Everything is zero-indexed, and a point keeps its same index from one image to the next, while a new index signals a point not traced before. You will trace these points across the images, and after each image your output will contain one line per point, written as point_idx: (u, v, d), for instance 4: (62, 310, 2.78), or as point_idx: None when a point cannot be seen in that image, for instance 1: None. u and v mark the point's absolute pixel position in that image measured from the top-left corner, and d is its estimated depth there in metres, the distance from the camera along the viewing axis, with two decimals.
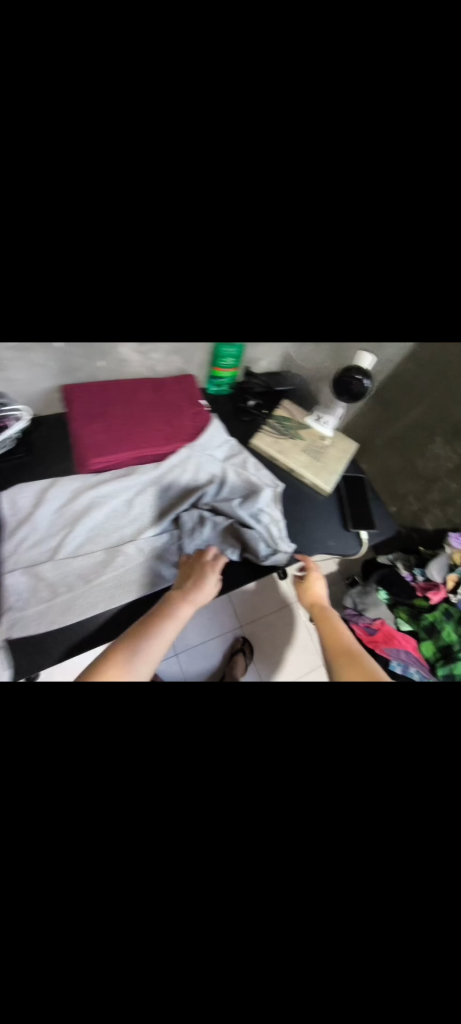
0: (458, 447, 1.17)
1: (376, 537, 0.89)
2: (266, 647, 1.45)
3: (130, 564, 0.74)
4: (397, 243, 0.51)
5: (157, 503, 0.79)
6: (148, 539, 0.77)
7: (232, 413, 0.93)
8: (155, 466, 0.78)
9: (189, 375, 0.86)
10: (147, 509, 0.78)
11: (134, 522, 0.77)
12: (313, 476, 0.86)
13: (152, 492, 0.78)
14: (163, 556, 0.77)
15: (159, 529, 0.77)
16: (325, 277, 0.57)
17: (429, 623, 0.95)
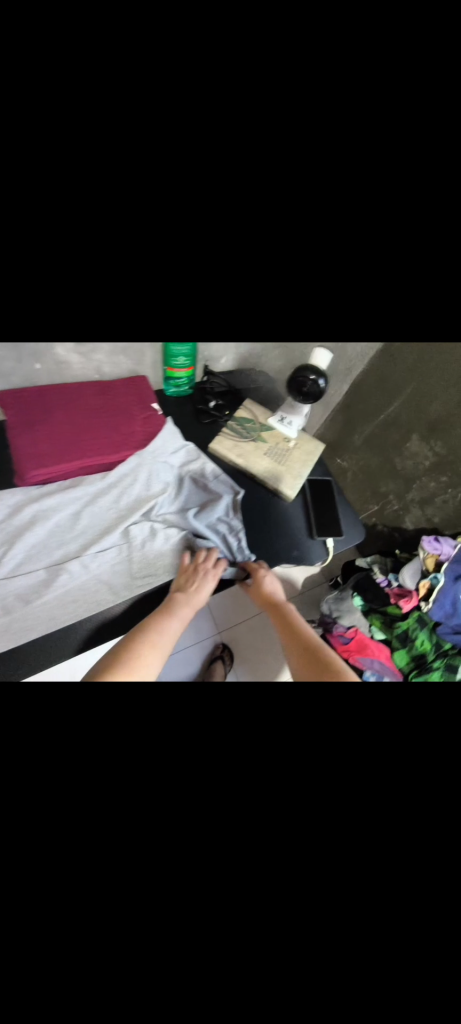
0: (434, 444, 1.12)
1: (344, 544, 0.83)
2: (248, 651, 1.40)
3: (77, 584, 0.69)
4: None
5: (107, 515, 0.74)
6: (96, 555, 0.72)
7: (192, 414, 0.87)
8: (102, 476, 0.73)
9: (141, 377, 0.81)
10: (96, 522, 0.73)
11: (82, 536, 0.72)
12: (275, 481, 0.81)
13: (101, 504, 0.73)
14: (114, 572, 0.72)
15: (108, 543, 0.72)
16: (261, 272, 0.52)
17: (402, 631, 0.91)
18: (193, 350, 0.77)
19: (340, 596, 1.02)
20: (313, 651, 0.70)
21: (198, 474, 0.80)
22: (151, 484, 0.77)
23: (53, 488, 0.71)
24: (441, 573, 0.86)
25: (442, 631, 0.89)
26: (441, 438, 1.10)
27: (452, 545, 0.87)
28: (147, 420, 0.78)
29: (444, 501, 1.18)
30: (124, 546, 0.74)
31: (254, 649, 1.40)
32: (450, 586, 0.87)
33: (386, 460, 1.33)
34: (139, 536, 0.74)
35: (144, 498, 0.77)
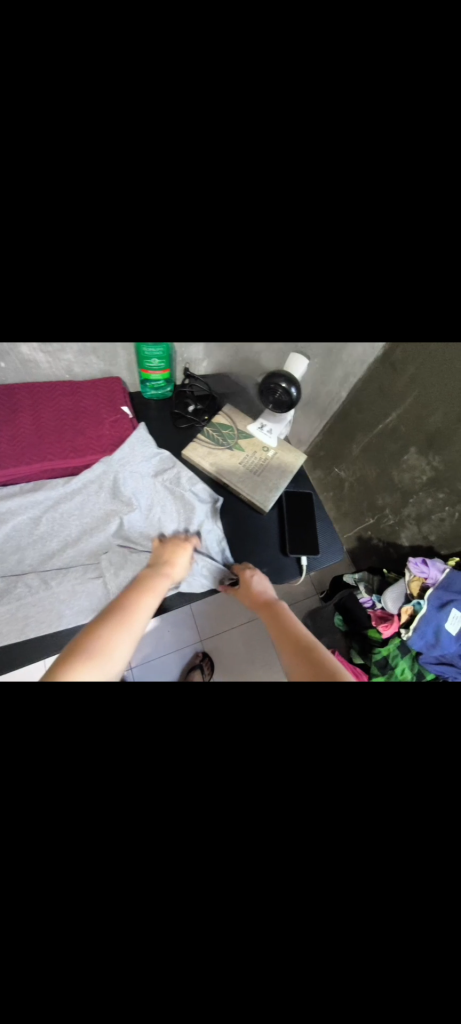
0: (434, 457, 1.05)
1: (320, 564, 0.78)
2: (224, 655, 1.35)
3: (32, 597, 0.66)
4: (300, 232, 0.41)
5: (69, 523, 0.71)
6: (57, 569, 0.69)
7: (169, 420, 0.84)
8: (64, 482, 0.70)
9: (114, 380, 0.79)
10: (56, 529, 0.70)
11: (43, 547, 0.69)
12: (249, 491, 0.77)
13: (64, 512, 0.70)
14: (74, 589, 0.69)
15: (68, 553, 0.70)
16: (223, 273, 0.48)
17: (382, 657, 0.85)
18: (166, 350, 0.71)
19: (321, 612, 0.98)
20: (307, 648, 0.57)
21: (173, 483, 0.76)
22: (118, 490, 0.74)
23: (15, 492, 0.68)
24: (425, 600, 0.79)
25: (425, 661, 0.80)
26: (440, 452, 1.03)
27: (440, 570, 0.81)
28: (114, 426, 0.75)
29: (441, 520, 1.11)
30: (87, 557, 0.72)
31: (232, 655, 1.35)
32: (433, 614, 0.79)
33: (383, 473, 1.26)
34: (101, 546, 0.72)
35: (111, 507, 0.74)
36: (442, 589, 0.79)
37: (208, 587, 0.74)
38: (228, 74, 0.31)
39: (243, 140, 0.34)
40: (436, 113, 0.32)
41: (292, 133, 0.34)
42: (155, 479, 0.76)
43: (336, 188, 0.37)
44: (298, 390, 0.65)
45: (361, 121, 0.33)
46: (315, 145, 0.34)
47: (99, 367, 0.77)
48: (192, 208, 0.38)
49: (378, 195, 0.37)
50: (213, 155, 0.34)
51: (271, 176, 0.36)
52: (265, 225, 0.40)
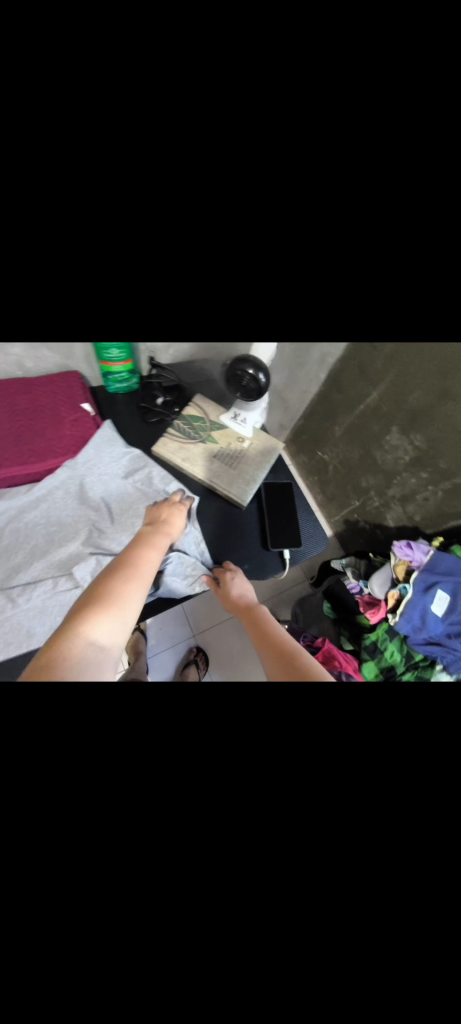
0: (416, 437, 1.03)
1: (303, 557, 0.76)
2: (221, 655, 1.32)
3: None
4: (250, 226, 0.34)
5: (34, 535, 0.67)
6: (24, 586, 0.64)
7: (137, 414, 0.79)
8: (27, 490, 0.67)
9: (72, 374, 0.73)
10: (21, 543, 0.66)
11: (7, 563, 0.65)
12: (226, 487, 0.73)
13: (29, 523, 0.67)
14: (44, 604, 0.64)
15: (35, 566, 0.66)
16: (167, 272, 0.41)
17: (371, 643, 0.84)
18: (129, 350, 0.69)
19: (310, 601, 0.97)
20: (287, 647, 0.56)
21: (145, 482, 0.72)
22: (86, 494, 0.70)
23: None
24: (410, 584, 0.79)
25: (413, 644, 0.80)
26: (422, 432, 1.01)
27: (425, 553, 0.81)
28: (76, 426, 0.70)
29: (425, 500, 1.10)
30: (57, 567, 0.67)
31: (231, 655, 1.32)
32: (419, 598, 0.79)
33: (366, 455, 1.23)
34: (72, 556, 0.68)
35: (79, 514, 0.70)
36: (427, 571, 0.79)
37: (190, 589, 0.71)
38: (138, 42, 0.25)
39: (167, 129, 0.28)
40: (400, 75, 0.26)
41: (225, 117, 0.28)
42: (125, 479, 0.72)
43: (288, 181, 0.31)
44: (266, 378, 0.61)
45: (308, 90, 0.27)
46: (255, 133, 0.28)
47: (54, 360, 0.71)
48: (119, 203, 0.32)
49: (337, 193, 0.31)
50: (135, 149, 0.28)
51: (207, 170, 0.30)
52: (206, 227, 0.34)
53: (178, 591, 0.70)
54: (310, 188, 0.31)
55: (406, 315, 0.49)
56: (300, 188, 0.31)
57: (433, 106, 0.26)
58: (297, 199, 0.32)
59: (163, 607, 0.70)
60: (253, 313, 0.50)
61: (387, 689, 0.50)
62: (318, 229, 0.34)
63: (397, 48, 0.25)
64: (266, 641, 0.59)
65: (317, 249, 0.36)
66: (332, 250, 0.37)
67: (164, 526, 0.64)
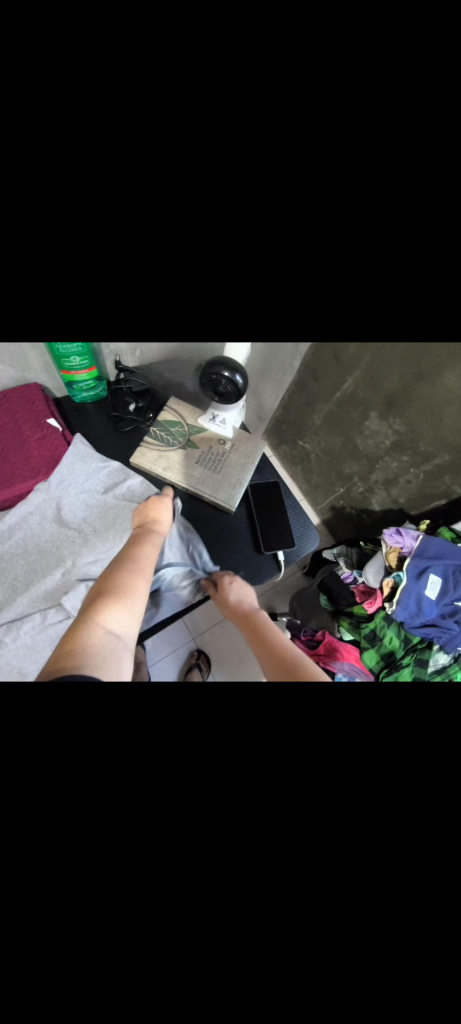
0: (394, 422, 1.03)
1: (296, 556, 0.75)
2: (228, 657, 1.30)
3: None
4: (215, 220, 0.31)
5: (15, 565, 0.62)
6: (10, 623, 0.60)
7: (109, 423, 0.74)
8: (2, 518, 0.62)
9: (32, 386, 0.67)
10: (2, 575, 0.61)
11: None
12: (212, 492, 0.70)
13: (5, 555, 0.62)
14: (35, 640, 0.59)
15: (20, 599, 0.61)
16: (125, 274, 0.36)
17: (370, 632, 0.86)
18: (92, 356, 0.63)
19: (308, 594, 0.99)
20: (286, 648, 0.54)
21: (126, 495, 0.68)
22: (65, 515, 0.66)
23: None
24: (404, 571, 0.80)
25: (410, 628, 0.82)
26: (400, 417, 1.01)
27: (414, 538, 0.83)
28: (43, 444, 0.65)
29: (408, 482, 1.11)
30: (44, 599, 0.62)
31: (237, 655, 1.30)
32: (413, 584, 0.80)
33: (347, 442, 1.23)
34: (60, 584, 0.63)
35: (58, 538, 0.65)
36: (418, 557, 0.80)
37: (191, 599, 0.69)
38: (75, 33, 0.22)
39: (116, 123, 0.25)
40: (363, 63, 0.24)
41: (181, 109, 0.25)
42: (105, 495, 0.67)
43: (253, 171, 0.28)
44: (244, 379, 0.58)
45: (268, 81, 0.25)
46: (215, 124, 0.26)
47: (10, 373, 0.65)
48: (69, 201, 0.28)
49: (307, 192, 0.29)
50: (82, 146, 0.25)
51: (163, 163, 0.27)
52: (169, 228, 0.31)
53: (180, 601, 0.68)
54: (278, 182, 0.28)
55: (385, 311, 0.47)
56: (268, 183, 0.28)
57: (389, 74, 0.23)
58: (266, 195, 0.29)
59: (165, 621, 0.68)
60: (225, 314, 0.46)
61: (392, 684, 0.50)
62: (289, 230, 0.31)
63: (357, 40, 0.23)
64: (264, 640, 0.56)
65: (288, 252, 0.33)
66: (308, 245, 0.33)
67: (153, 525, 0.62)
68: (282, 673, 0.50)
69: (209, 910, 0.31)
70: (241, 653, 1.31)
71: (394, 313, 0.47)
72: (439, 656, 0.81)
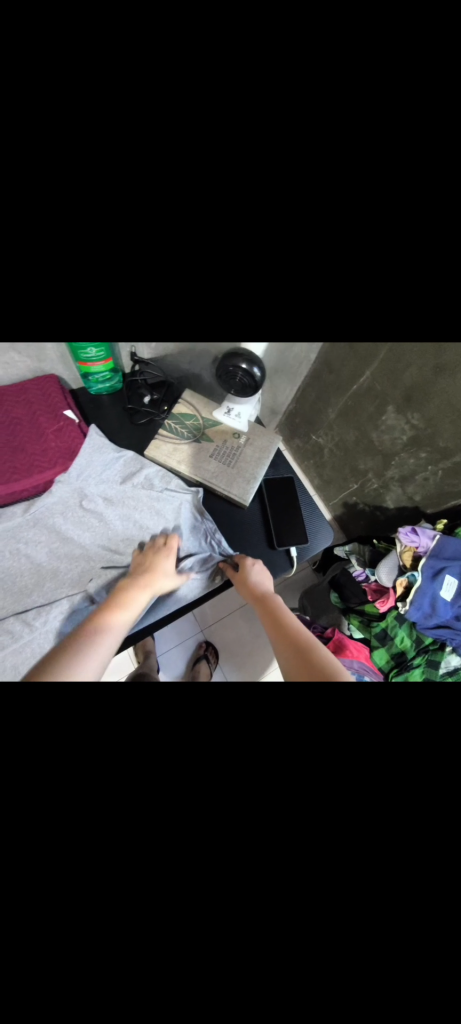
0: (413, 418, 1.00)
1: (309, 552, 0.74)
2: (236, 653, 1.30)
3: (17, 645, 0.57)
4: (244, 214, 0.30)
5: (41, 552, 0.64)
6: (39, 608, 0.61)
7: (125, 416, 0.74)
8: (26, 506, 0.63)
9: (48, 378, 0.67)
10: (28, 562, 0.63)
11: (14, 588, 0.61)
12: (226, 487, 0.69)
13: (29, 542, 0.63)
14: (63, 625, 0.60)
15: (47, 585, 0.63)
16: (148, 268, 0.36)
17: (381, 631, 0.85)
18: (108, 349, 0.63)
19: (318, 590, 0.97)
20: (309, 648, 0.50)
21: (144, 484, 0.68)
22: (86, 504, 0.67)
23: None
24: (418, 571, 0.79)
25: (422, 629, 0.81)
26: (420, 413, 0.98)
27: (430, 537, 0.81)
28: (60, 434, 0.65)
29: (424, 480, 1.08)
30: (72, 585, 0.64)
31: (245, 649, 1.31)
32: (428, 585, 0.78)
33: (362, 438, 1.20)
34: (84, 571, 0.65)
35: (80, 527, 0.66)
36: (434, 557, 0.79)
37: (208, 587, 0.69)
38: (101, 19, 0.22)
39: (147, 119, 0.24)
40: (437, 74, 0.23)
41: (213, 103, 0.25)
42: (124, 483, 0.68)
43: (284, 164, 0.27)
44: (262, 373, 0.58)
45: (305, 77, 0.24)
46: (245, 120, 0.25)
47: (25, 365, 0.65)
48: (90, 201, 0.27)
49: (336, 185, 0.28)
50: (111, 142, 0.25)
51: (194, 157, 0.27)
52: (198, 227, 0.31)
53: (198, 591, 0.68)
54: (308, 175, 0.28)
55: (410, 311, 0.45)
56: (298, 176, 0.28)
57: (429, 64, 0.23)
58: (295, 189, 0.28)
59: (183, 609, 0.68)
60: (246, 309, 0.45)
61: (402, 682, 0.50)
62: (317, 222, 0.31)
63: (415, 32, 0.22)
64: (286, 636, 0.53)
65: (314, 247, 0.33)
66: (337, 240, 0.32)
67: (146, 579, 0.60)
68: (306, 674, 0.48)
69: (217, 884, 0.33)
70: (249, 648, 1.31)
71: (421, 313, 0.45)
72: (451, 659, 0.80)
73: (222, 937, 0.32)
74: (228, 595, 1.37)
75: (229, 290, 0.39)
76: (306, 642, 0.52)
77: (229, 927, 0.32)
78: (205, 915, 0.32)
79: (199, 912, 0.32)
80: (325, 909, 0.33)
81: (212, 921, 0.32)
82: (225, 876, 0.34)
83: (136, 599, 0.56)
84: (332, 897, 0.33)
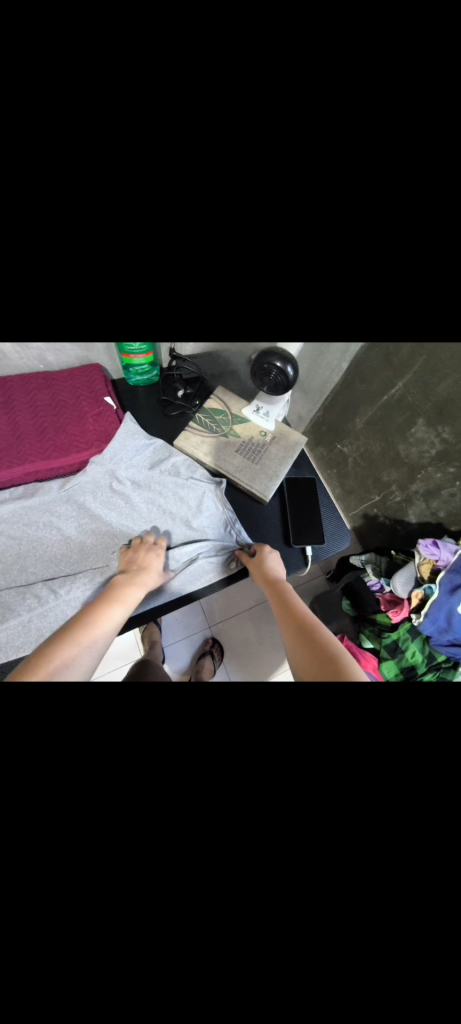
0: (443, 432, 0.99)
1: (324, 553, 0.75)
2: (241, 653, 1.30)
3: (42, 609, 0.63)
4: (294, 226, 0.31)
5: (71, 527, 0.69)
6: (64, 578, 0.66)
7: (158, 407, 0.78)
8: (61, 483, 0.68)
9: (93, 367, 0.72)
10: (59, 536, 0.68)
11: (44, 558, 0.67)
12: (248, 481, 0.72)
13: (61, 516, 0.68)
14: (85, 596, 0.65)
15: (74, 558, 0.68)
16: (192, 274, 0.37)
17: (392, 640, 0.84)
18: (150, 344, 0.67)
19: (329, 597, 0.94)
20: (321, 647, 0.49)
21: (171, 472, 0.72)
22: (114, 487, 0.71)
23: (4, 499, 0.66)
24: (436, 585, 0.77)
25: (436, 643, 0.80)
26: (451, 427, 0.96)
27: (451, 552, 0.79)
28: (99, 419, 0.70)
29: (450, 496, 1.06)
30: (95, 561, 0.68)
31: (250, 650, 1.31)
32: (445, 599, 0.77)
33: (389, 448, 1.19)
34: (107, 549, 0.69)
35: (107, 508, 0.70)
36: (453, 572, 0.77)
37: (222, 576, 0.71)
38: (189, 41, 0.24)
39: (217, 141, 0.26)
40: None
41: (281, 120, 0.26)
42: (152, 470, 0.71)
43: (339, 178, 0.29)
44: (293, 371, 0.60)
45: (371, 90, 0.25)
46: (311, 132, 0.26)
47: (75, 353, 0.70)
48: (160, 210, 0.30)
49: (391, 196, 0.29)
50: (181, 159, 0.27)
51: (253, 171, 0.28)
52: (249, 233, 0.32)
53: (210, 580, 0.70)
54: (364, 185, 0.28)
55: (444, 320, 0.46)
56: (355, 185, 0.28)
57: None
58: (351, 198, 0.29)
59: (196, 595, 0.70)
60: None
61: (410, 686, 0.50)
62: (367, 232, 0.31)
63: None
64: (298, 631, 0.53)
65: (361, 256, 0.34)
66: (380, 251, 0.33)
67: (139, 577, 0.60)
68: (317, 671, 0.47)
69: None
70: (255, 648, 1.31)
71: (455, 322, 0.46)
72: None
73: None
74: (238, 594, 1.37)
75: (272, 295, 0.40)
76: (319, 640, 0.51)
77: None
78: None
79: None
80: None
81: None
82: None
83: (131, 595, 0.57)
84: None
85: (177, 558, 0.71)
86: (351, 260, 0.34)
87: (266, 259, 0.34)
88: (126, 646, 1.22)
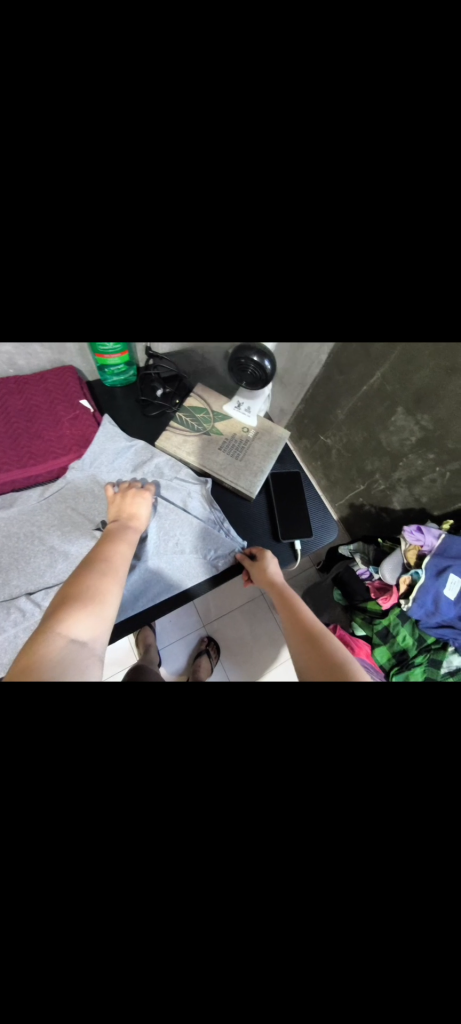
0: (421, 419, 1.01)
1: (314, 545, 0.75)
2: (236, 649, 1.31)
3: (28, 624, 0.61)
4: (259, 226, 0.29)
5: (52, 534, 0.66)
6: (49, 588, 0.64)
7: (137, 407, 0.76)
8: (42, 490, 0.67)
9: (66, 368, 0.70)
10: (41, 544, 0.66)
11: (28, 569, 0.64)
12: (234, 478, 0.71)
13: (43, 525, 0.66)
14: None
15: (58, 566, 0.65)
16: (150, 275, 0.33)
17: (383, 627, 0.86)
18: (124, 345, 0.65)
19: (320, 587, 0.96)
20: (324, 648, 0.50)
21: (156, 472, 0.71)
22: (98, 490, 0.69)
23: None
24: (422, 570, 0.80)
25: (425, 627, 0.81)
26: (429, 414, 0.98)
27: (435, 537, 0.82)
28: (76, 422, 0.68)
29: (432, 482, 1.08)
30: None
31: (245, 645, 1.32)
32: (431, 584, 0.79)
33: (370, 439, 1.20)
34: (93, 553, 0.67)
35: (92, 510, 0.69)
36: (438, 556, 0.79)
37: (213, 574, 0.70)
38: (123, 20, 0.21)
39: (162, 133, 0.24)
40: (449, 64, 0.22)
41: (242, 109, 0.24)
42: (136, 471, 0.70)
43: (304, 172, 0.26)
44: (272, 366, 0.60)
45: (332, 71, 0.23)
46: (261, 135, 0.24)
47: (47, 356, 0.68)
48: (102, 206, 0.26)
49: (359, 190, 0.26)
50: (121, 150, 0.24)
51: (207, 165, 0.25)
52: (208, 231, 0.29)
53: (201, 579, 0.70)
54: (327, 177, 0.26)
55: None
56: (317, 181, 0.26)
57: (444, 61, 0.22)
58: (309, 196, 0.27)
59: (188, 595, 0.70)
60: None
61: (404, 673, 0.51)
62: (334, 233, 0.29)
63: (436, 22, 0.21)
64: (303, 633, 0.53)
65: (330, 257, 0.31)
66: (352, 253, 0.30)
67: (131, 521, 0.61)
68: (321, 672, 0.47)
69: (218, 865, 0.34)
70: (251, 643, 1.32)
71: None
72: (453, 659, 0.79)
73: (226, 913, 0.32)
74: (232, 591, 1.38)
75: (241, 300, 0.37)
76: (322, 641, 0.52)
77: (230, 907, 0.32)
78: (208, 897, 0.32)
79: (202, 893, 0.33)
80: (319, 896, 0.33)
81: (214, 906, 0.32)
82: (231, 852, 0.34)
83: (132, 535, 0.60)
84: (333, 879, 0.34)
85: (162, 551, 0.70)
86: (325, 266, 0.32)
87: (236, 266, 0.32)
88: (121, 651, 1.20)
